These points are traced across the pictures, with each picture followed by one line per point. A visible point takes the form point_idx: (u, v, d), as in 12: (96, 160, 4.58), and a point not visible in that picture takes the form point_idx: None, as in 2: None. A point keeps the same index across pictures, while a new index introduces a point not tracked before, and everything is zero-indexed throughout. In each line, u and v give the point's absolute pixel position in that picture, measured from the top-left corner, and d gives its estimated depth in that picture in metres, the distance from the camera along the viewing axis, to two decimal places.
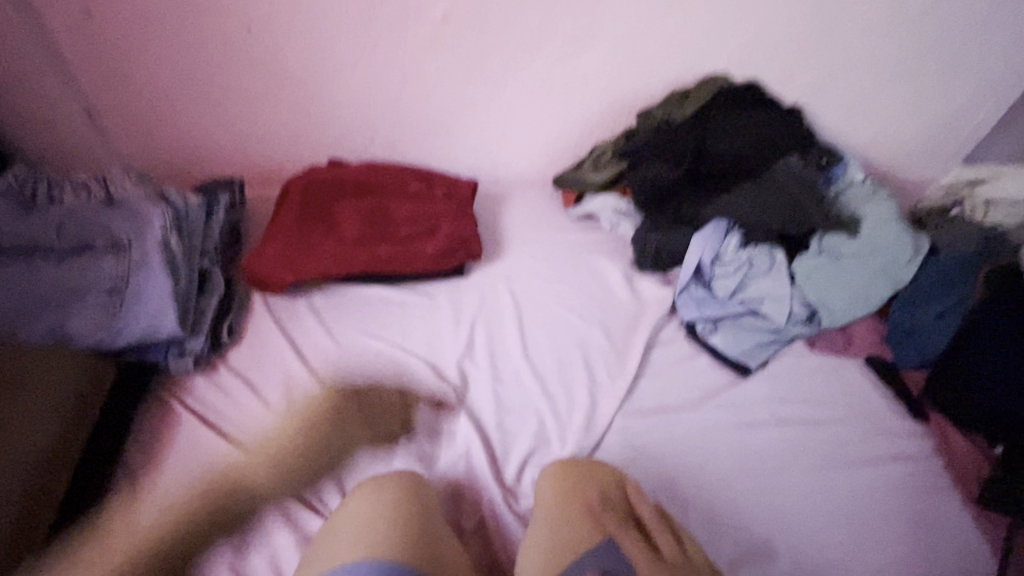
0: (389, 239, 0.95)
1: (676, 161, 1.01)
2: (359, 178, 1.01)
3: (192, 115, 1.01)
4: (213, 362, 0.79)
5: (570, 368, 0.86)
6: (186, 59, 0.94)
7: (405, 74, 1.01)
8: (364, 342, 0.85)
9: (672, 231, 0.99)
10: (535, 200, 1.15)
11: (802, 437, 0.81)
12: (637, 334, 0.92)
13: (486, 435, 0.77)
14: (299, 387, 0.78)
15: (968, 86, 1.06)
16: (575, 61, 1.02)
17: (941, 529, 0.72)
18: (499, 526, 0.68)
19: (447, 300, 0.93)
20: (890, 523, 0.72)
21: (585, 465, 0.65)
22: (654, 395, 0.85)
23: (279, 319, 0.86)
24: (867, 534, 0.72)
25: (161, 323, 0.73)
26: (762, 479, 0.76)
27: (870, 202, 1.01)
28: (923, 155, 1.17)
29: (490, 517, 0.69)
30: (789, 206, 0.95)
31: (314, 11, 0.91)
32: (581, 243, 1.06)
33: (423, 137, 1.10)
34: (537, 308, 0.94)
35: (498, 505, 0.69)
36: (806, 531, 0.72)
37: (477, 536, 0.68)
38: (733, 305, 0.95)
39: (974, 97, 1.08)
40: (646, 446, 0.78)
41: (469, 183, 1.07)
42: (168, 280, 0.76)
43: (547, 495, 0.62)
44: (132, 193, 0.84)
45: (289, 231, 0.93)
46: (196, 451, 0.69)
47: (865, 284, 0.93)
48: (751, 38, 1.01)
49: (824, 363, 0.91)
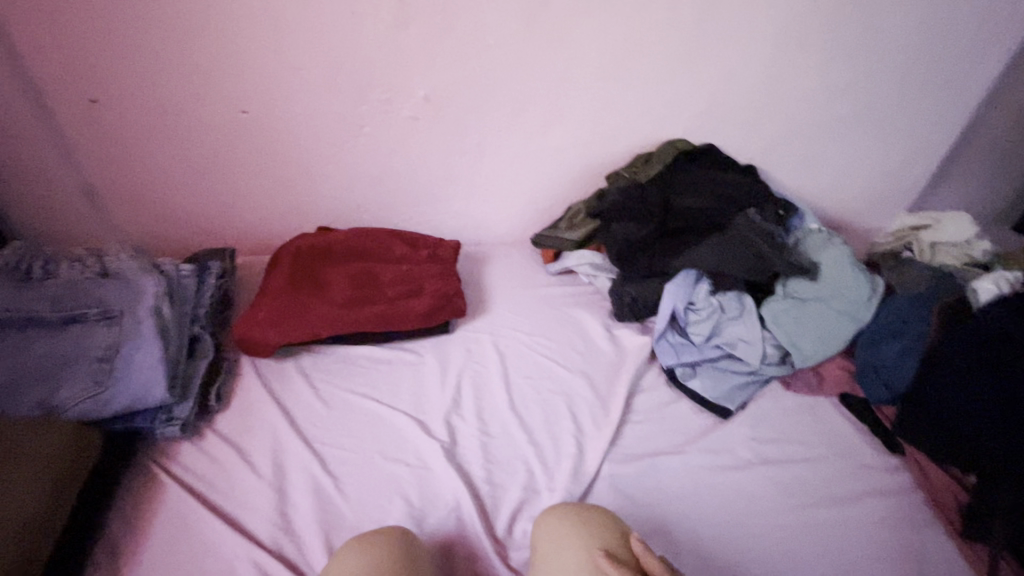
0: (376, 299, 0.98)
1: (647, 218, 1.08)
2: (350, 243, 1.05)
3: (190, 190, 1.08)
4: (200, 428, 0.80)
5: (556, 419, 0.87)
6: (185, 141, 1.01)
7: (391, 149, 1.08)
8: (351, 400, 0.87)
9: (645, 282, 1.05)
10: (516, 259, 1.21)
11: (791, 477, 0.80)
12: (620, 382, 0.94)
13: (475, 488, 0.77)
14: (285, 446, 0.79)
15: (887, 146, 1.24)
16: (547, 130, 1.11)
17: (939, 565, 0.71)
18: None
19: (433, 356, 0.96)
20: (887, 561, 0.71)
21: (577, 512, 0.66)
22: (640, 441, 0.85)
23: (267, 381, 0.88)
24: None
25: (150, 389, 0.75)
26: (756, 520, 0.74)
27: (826, 248, 1.09)
28: (855, 206, 1.35)
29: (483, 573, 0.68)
30: (751, 253, 1.01)
31: (306, 96, 0.98)
32: (560, 297, 1.11)
33: (409, 204, 1.17)
34: (520, 360, 0.96)
35: (490, 560, 0.68)
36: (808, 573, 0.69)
37: None
38: (709, 349, 0.99)
39: (891, 156, 1.26)
40: (637, 494, 0.77)
41: (452, 243, 1.11)
42: (159, 347, 0.79)
43: (544, 546, 0.64)
44: (127, 265, 0.88)
45: (278, 297, 0.95)
46: (182, 519, 0.69)
47: (830, 324, 0.98)
48: (704, 108, 1.14)
49: (802, 404, 0.93)
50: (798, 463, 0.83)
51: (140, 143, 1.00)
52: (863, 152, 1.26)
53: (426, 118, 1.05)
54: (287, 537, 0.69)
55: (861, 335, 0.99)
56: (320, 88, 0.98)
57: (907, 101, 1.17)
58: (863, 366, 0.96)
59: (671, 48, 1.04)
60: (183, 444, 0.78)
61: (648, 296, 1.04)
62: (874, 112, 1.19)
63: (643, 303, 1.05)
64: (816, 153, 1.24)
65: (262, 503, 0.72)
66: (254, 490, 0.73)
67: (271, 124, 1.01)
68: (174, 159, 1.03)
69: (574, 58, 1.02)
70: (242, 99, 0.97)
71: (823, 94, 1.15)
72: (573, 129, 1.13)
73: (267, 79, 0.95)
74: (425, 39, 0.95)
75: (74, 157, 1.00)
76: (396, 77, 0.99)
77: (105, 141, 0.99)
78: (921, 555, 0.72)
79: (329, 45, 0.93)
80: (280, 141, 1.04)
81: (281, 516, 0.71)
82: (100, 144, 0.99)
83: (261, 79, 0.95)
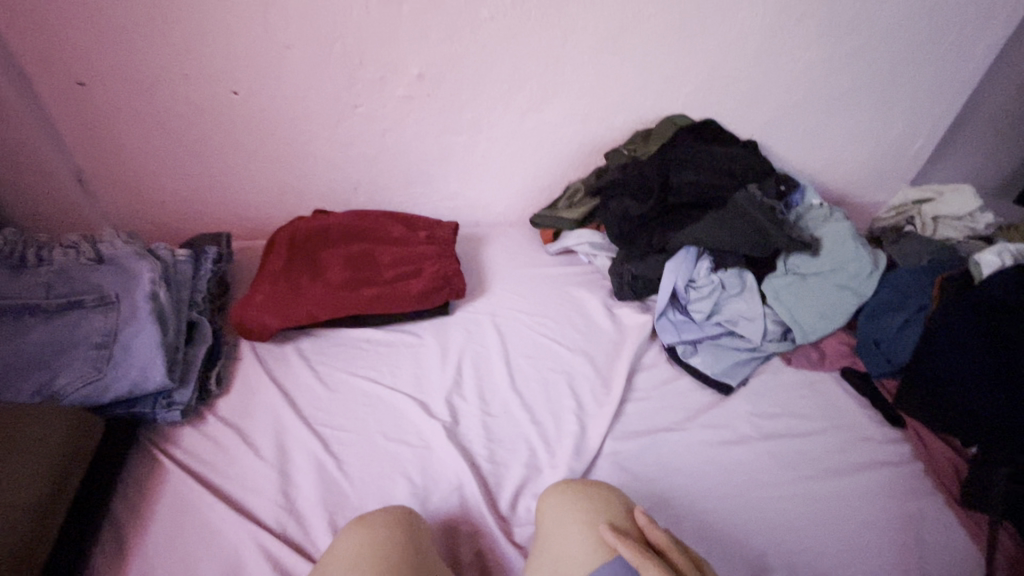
0: (374, 282, 0.97)
1: (646, 197, 1.08)
2: (345, 225, 1.05)
3: (183, 174, 1.06)
4: (201, 412, 0.80)
5: (557, 397, 0.86)
6: (175, 124, 0.99)
7: (386, 129, 1.06)
8: (352, 381, 0.87)
9: (645, 260, 1.04)
10: (515, 239, 1.20)
11: (792, 451, 0.81)
12: (621, 361, 0.93)
13: (477, 466, 0.77)
14: (286, 428, 0.79)
15: (890, 117, 1.23)
16: (544, 107, 1.10)
17: (939, 534, 0.71)
18: (496, 558, 0.67)
19: (433, 337, 0.95)
20: (889, 531, 0.71)
21: (584, 488, 0.67)
22: (642, 417, 0.85)
23: (267, 364, 0.88)
24: (870, 545, 0.70)
25: (150, 375, 0.75)
26: (757, 494, 0.75)
27: (827, 222, 1.08)
28: (856, 181, 1.34)
29: (487, 549, 0.68)
30: (753, 229, 1.00)
31: (297, 75, 0.96)
32: (560, 277, 1.10)
33: (405, 185, 1.16)
34: (520, 339, 0.96)
35: (494, 535, 0.68)
36: (809, 544, 0.69)
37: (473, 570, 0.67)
38: (710, 326, 0.99)
39: (894, 129, 1.25)
40: (638, 468, 0.77)
41: (450, 225, 1.10)
42: (156, 332, 0.78)
43: (549, 518, 0.65)
44: (121, 251, 0.87)
45: (275, 282, 0.94)
46: (184, 501, 0.69)
47: (832, 299, 0.97)
48: (704, 80, 1.12)
49: (802, 379, 0.93)
50: (800, 437, 0.83)
51: (131, 127, 0.98)
52: (865, 126, 1.24)
53: (421, 97, 1.03)
54: (291, 518, 0.69)
55: (863, 310, 0.98)
56: (312, 67, 0.96)
57: (910, 72, 1.15)
58: (864, 339, 0.95)
59: (670, 20, 1.01)
60: (184, 429, 0.78)
61: (647, 273, 1.04)
62: (876, 85, 1.17)
63: (642, 281, 1.04)
64: (817, 127, 1.23)
65: (264, 484, 0.72)
66: (255, 474, 0.73)
67: (262, 104, 0.99)
68: (166, 142, 1.01)
69: (570, 32, 1.00)
70: (233, 80, 0.95)
71: (823, 67, 1.13)
72: (570, 106, 1.11)
73: (257, 58, 0.93)
74: (418, 15, 0.92)
75: (65, 142, 0.98)
76: (389, 55, 0.96)
77: (95, 126, 0.97)
78: (922, 524, 0.72)
79: (319, 22, 0.91)
80: (272, 122, 1.02)
81: (283, 497, 0.71)
82: (90, 128, 0.97)
83: (251, 58, 0.93)
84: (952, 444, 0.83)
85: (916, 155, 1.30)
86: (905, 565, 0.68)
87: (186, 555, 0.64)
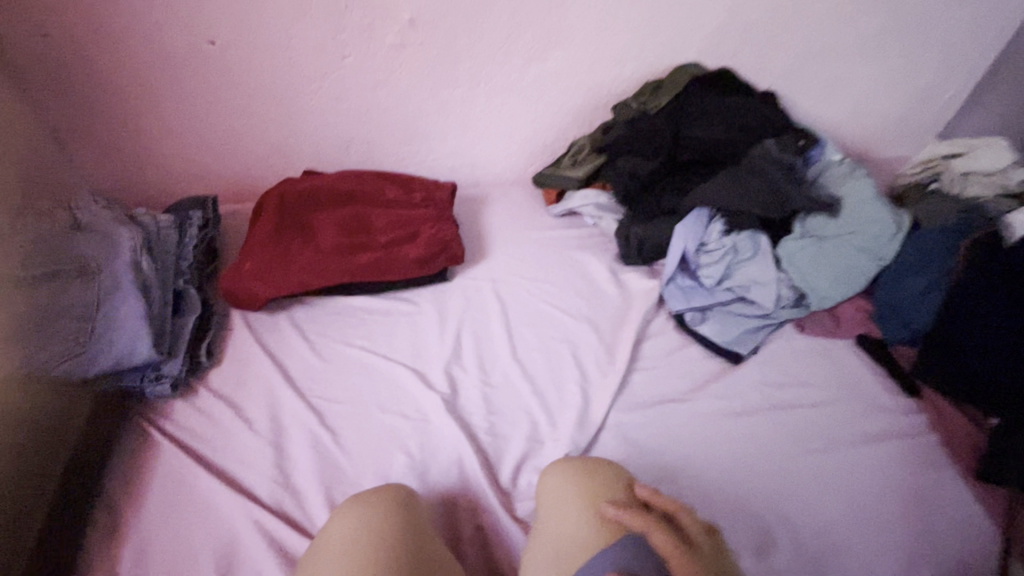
0: (369, 247, 0.92)
1: (656, 155, 1.01)
2: (336, 186, 0.99)
3: (164, 134, 1.00)
4: (192, 384, 0.78)
5: (560, 367, 0.83)
6: (151, 78, 0.92)
7: (377, 82, 0.99)
8: (347, 352, 0.84)
9: (654, 222, 0.99)
10: (517, 200, 1.14)
11: (800, 423, 0.78)
12: (626, 329, 0.90)
13: (477, 439, 0.75)
14: (280, 401, 0.76)
15: (921, 64, 1.14)
16: (547, 56, 1.01)
17: (953, 507, 0.69)
18: (496, 534, 0.66)
19: (431, 304, 0.91)
20: (901, 504, 0.69)
21: (583, 464, 0.64)
22: (648, 388, 0.82)
23: (258, 335, 0.85)
24: (881, 519, 0.68)
25: (136, 348, 0.72)
26: (765, 467, 0.73)
27: (849, 180, 1.02)
28: (881, 135, 1.26)
29: (487, 524, 0.66)
30: (768, 189, 0.94)
31: (279, 22, 0.89)
32: (564, 241, 1.05)
33: (400, 143, 1.09)
34: (522, 307, 0.92)
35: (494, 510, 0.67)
36: (818, 518, 0.68)
37: (473, 545, 0.66)
38: (720, 293, 0.94)
39: (924, 77, 1.16)
40: (643, 441, 0.75)
41: (448, 185, 1.04)
42: (140, 303, 0.75)
43: (549, 497, 0.62)
44: (100, 217, 0.82)
45: (264, 248, 0.89)
46: (177, 477, 0.68)
47: (848, 263, 0.93)
48: (721, 24, 1.03)
49: (816, 347, 0.89)
50: (811, 408, 0.80)
51: (105, 82, 0.91)
52: (893, 74, 1.15)
53: (414, 45, 0.95)
54: (286, 495, 0.67)
55: (883, 274, 0.93)
56: (295, 13, 0.88)
57: (945, 12, 1.06)
58: (881, 305, 0.91)
59: None
60: (175, 403, 0.75)
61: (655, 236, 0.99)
62: (908, 27, 1.08)
63: (649, 244, 0.99)
64: (841, 76, 1.14)
65: (258, 459, 0.70)
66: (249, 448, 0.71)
67: (242, 56, 0.92)
68: (141, 98, 0.94)
69: None
70: (210, 29, 0.88)
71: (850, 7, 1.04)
72: (575, 55, 1.03)
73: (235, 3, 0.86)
74: None
75: (34, 99, 0.91)
76: None
77: (64, 82, 0.90)
78: (935, 497, 0.70)
79: None
80: (255, 76, 0.95)
81: (278, 472, 0.69)
82: (61, 85, 0.90)
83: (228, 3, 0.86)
84: (970, 414, 0.80)
85: (947, 106, 1.21)
86: (917, 540, 0.66)
87: (180, 531, 0.63)
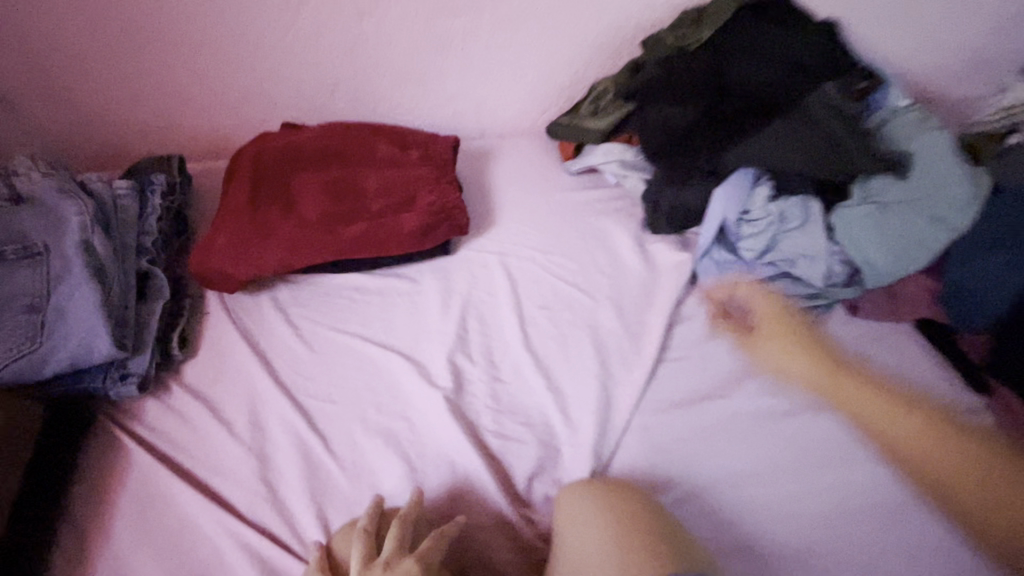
0: (359, 215, 0.80)
1: (694, 101, 0.85)
2: (320, 142, 0.85)
3: (116, 80, 0.85)
4: (165, 380, 0.69)
5: (579, 357, 0.74)
6: (96, 14, 0.78)
7: (363, 13, 0.84)
8: (338, 341, 0.74)
9: (689, 183, 0.85)
10: (529, 155, 1.00)
11: (876, 372, 0.72)
12: (655, 312, 0.79)
13: (487, 443, 0.67)
14: (265, 400, 0.68)
15: None
16: None
17: None
18: (508, 554, 0.60)
19: (432, 283, 0.80)
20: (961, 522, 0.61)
21: (594, 493, 0.56)
22: (677, 384, 0.73)
23: (238, 320, 0.75)
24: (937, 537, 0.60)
25: (94, 344, 0.63)
26: (811, 480, 0.65)
27: (920, 132, 0.86)
28: (955, 73, 1.07)
29: (497, 543, 0.60)
30: (826, 143, 0.80)
31: None
32: (584, 205, 0.92)
33: (393, 88, 0.94)
34: (536, 285, 0.81)
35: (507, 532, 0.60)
36: (867, 538, 0.60)
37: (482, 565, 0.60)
38: (761, 268, 0.83)
39: None
40: (672, 449, 0.67)
41: (449, 140, 0.90)
42: (95, 291, 0.65)
43: (568, 538, 0.54)
44: (42, 185, 0.70)
45: (240, 218, 0.78)
46: (152, 490, 0.61)
47: (916, 234, 0.79)
48: None
49: (868, 333, 0.79)
50: (862, 406, 0.71)
51: (38, 17, 0.77)
52: None
53: None
54: (273, 510, 0.61)
55: (954, 246, 0.81)
56: None
57: None
58: (949, 285, 0.78)
59: None
60: (146, 402, 0.67)
61: (690, 199, 0.85)
62: None
63: (683, 209, 0.85)
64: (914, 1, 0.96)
65: (241, 468, 0.63)
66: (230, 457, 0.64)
67: None
68: (83, 36, 0.79)
69: None
70: None
71: None
72: None
73: None
74: None
75: None
76: None
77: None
78: None
79: None
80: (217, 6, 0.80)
81: (264, 484, 0.62)
82: None
83: None
84: None
85: None
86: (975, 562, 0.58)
87: (159, 552, 0.57)
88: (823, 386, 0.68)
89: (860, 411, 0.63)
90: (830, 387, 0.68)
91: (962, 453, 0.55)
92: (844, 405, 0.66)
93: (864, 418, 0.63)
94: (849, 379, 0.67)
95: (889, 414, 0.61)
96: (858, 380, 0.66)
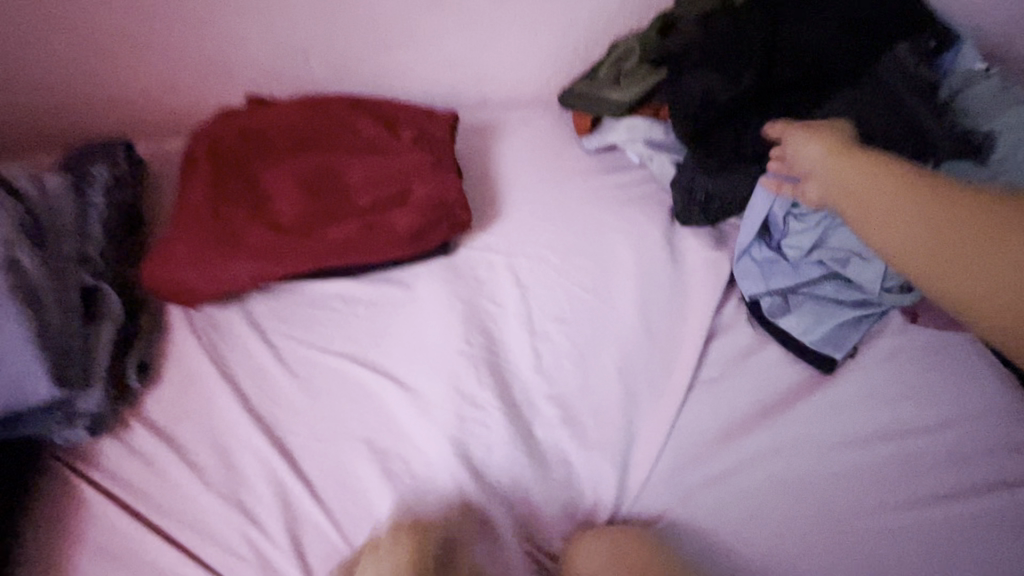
0: (342, 213, 0.68)
1: (735, 73, 0.72)
2: (298, 125, 0.72)
3: (43, 44, 0.71)
4: (126, 416, 0.60)
5: (601, 381, 0.65)
6: None
7: None
8: (323, 364, 0.64)
9: (726, 172, 0.73)
10: (539, 129, 0.86)
11: (929, 397, 0.65)
12: (687, 325, 0.69)
13: (498, 484, 0.58)
14: (241, 438, 0.59)
15: None
16: None
17: None
18: None
19: (429, 292, 0.69)
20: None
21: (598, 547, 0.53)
22: (714, 411, 0.64)
23: (207, 340, 0.65)
24: None
25: (27, 386, 0.52)
26: (862, 525, 0.58)
27: (1004, 107, 0.73)
28: None
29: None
30: (892, 127, 0.68)
31: None
32: (603, 191, 0.79)
33: (378, 50, 0.79)
34: (550, 292, 0.70)
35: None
36: None
37: None
38: (807, 267, 0.72)
39: None
40: (707, 491, 0.59)
41: (447, 115, 0.76)
42: (24, 320, 0.53)
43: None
44: None
45: (198, 219, 0.66)
46: (119, 551, 0.53)
47: None
48: None
49: (932, 343, 0.69)
50: (922, 436, 0.62)
51: None
52: None
53: None
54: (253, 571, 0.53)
55: None
56: None
57: None
58: None
59: None
60: (105, 443, 0.58)
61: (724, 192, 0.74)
62: None
63: (716, 201, 0.75)
64: None
65: (219, 521, 0.55)
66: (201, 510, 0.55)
67: None
68: None
69: None
70: None
71: None
72: None
73: None
74: None
75: None
76: None
77: None
78: None
79: None
80: None
81: (243, 540, 0.54)
82: None
83: None
84: None
85: None
86: None
87: None
88: (842, 178, 0.57)
89: (871, 211, 0.53)
90: (854, 168, 0.56)
91: (1003, 225, 0.46)
92: (852, 184, 0.55)
93: (865, 192, 0.54)
94: (878, 158, 0.55)
95: (874, 200, 0.53)
96: (889, 166, 0.54)
